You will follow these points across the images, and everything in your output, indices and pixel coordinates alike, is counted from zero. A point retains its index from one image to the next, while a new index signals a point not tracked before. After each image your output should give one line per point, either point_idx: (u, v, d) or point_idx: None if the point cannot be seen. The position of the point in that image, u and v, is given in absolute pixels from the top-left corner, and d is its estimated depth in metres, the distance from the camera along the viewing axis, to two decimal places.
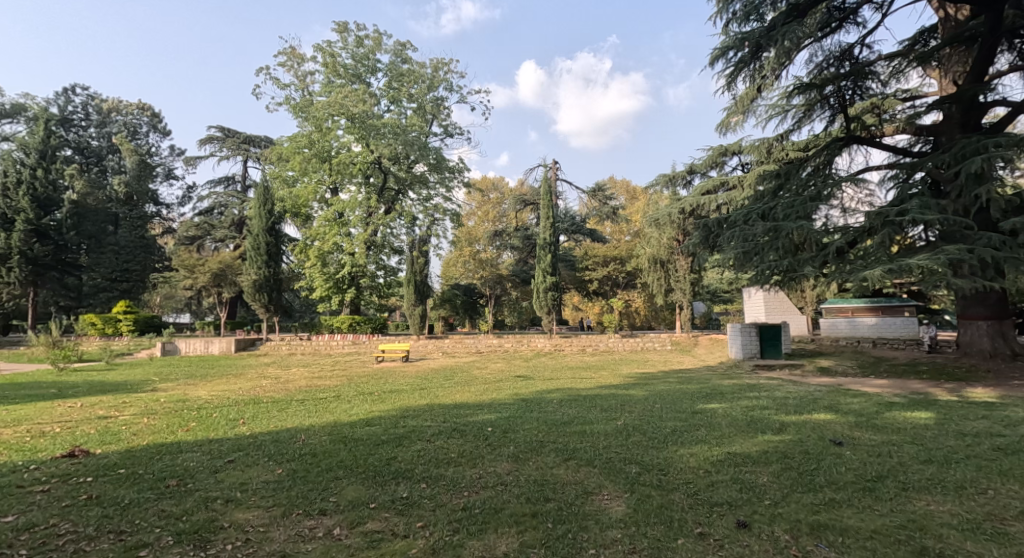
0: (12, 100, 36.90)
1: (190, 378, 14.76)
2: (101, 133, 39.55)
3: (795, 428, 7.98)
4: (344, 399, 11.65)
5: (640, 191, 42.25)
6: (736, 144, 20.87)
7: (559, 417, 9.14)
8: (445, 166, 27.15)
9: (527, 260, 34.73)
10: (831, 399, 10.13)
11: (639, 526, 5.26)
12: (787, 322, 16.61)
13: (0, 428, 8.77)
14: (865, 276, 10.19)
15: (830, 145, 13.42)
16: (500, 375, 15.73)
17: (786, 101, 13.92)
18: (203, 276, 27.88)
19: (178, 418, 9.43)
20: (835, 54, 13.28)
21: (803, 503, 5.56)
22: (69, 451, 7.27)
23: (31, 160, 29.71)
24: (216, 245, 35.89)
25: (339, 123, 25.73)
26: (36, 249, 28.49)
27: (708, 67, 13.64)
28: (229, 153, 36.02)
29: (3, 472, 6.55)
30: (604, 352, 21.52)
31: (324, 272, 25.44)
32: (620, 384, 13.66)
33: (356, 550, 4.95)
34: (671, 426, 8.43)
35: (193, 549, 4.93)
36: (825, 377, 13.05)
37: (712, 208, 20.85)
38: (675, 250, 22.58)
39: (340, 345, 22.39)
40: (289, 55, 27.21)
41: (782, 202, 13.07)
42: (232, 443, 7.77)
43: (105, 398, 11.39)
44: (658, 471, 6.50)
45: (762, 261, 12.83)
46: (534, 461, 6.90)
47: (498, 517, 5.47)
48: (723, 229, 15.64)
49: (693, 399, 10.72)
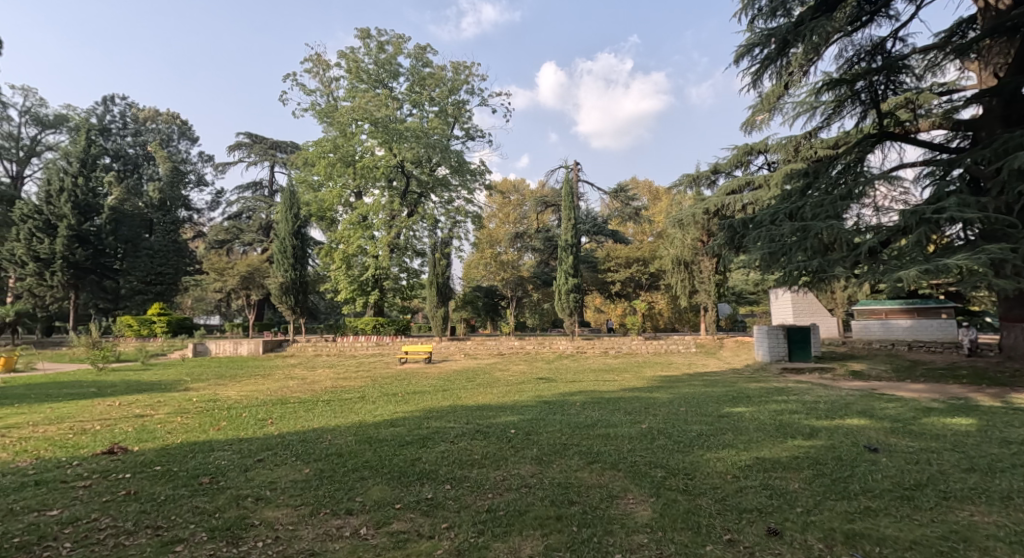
0: (55, 110, 38.17)
1: (221, 378, 15.03)
2: (137, 141, 40.58)
3: (827, 433, 7.80)
4: (369, 399, 11.82)
5: (662, 192, 41.94)
6: (761, 143, 20.57)
7: (582, 420, 9.05)
8: (467, 169, 27.20)
9: (548, 262, 34.78)
10: (864, 403, 9.87)
11: (665, 532, 5.19)
12: (816, 325, 16.27)
13: (46, 425, 9.04)
14: (900, 276, 9.91)
15: (862, 142, 13.09)
16: (522, 377, 15.72)
17: (815, 98, 13.65)
18: (232, 279, 28.36)
19: (210, 417, 9.56)
20: (866, 49, 12.96)
21: (837, 511, 5.43)
22: (108, 449, 7.43)
23: (73, 168, 30.57)
24: (245, 248, 36.79)
25: (363, 128, 25.97)
26: (77, 254, 29.31)
27: (733, 65, 13.42)
28: (256, 159, 36.66)
29: (47, 468, 6.73)
30: (627, 354, 21.37)
31: (348, 274, 25.73)
32: (645, 386, 13.53)
33: (383, 549, 4.97)
34: (697, 430, 8.32)
35: (226, 546, 5.00)
36: (858, 381, 12.72)
37: (737, 208, 20.58)
38: (699, 251, 22.15)
39: (364, 346, 22.65)
40: (315, 62, 27.64)
41: (811, 202, 12.80)
42: (261, 442, 7.89)
43: (140, 398, 11.57)
44: (683, 475, 6.42)
45: (790, 262, 12.53)
46: (557, 463, 6.86)
47: (522, 519, 5.45)
48: (749, 229, 15.33)
49: (720, 402, 10.55)
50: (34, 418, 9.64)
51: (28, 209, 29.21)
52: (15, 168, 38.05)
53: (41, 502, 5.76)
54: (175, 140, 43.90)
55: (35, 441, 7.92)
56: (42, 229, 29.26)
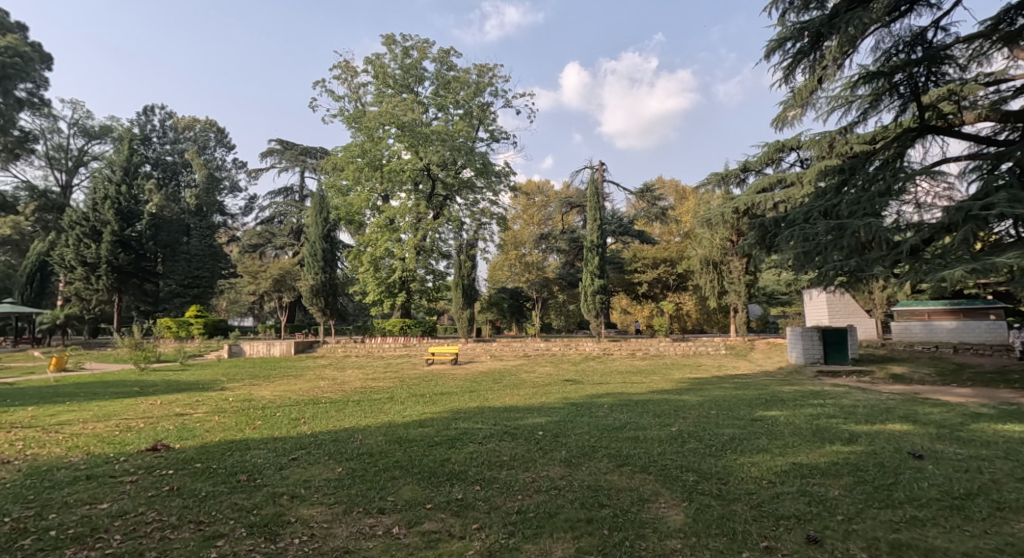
0: (100, 121, 39.47)
1: (255, 378, 15.35)
2: (176, 149, 41.97)
3: (868, 438, 7.57)
4: (397, 400, 11.92)
5: (689, 191, 41.30)
6: (792, 140, 20.08)
7: (611, 422, 8.96)
8: (492, 171, 27.17)
9: (573, 263, 34.57)
10: (907, 408, 9.55)
11: (699, 537, 5.08)
12: (853, 327, 15.80)
13: (94, 422, 9.33)
14: (945, 276, 9.57)
15: (902, 136, 12.64)
16: (549, 379, 15.63)
17: (850, 92, 13.28)
18: (265, 281, 28.91)
19: (245, 417, 9.73)
20: (906, 40, 12.49)
21: (881, 520, 5.26)
22: (152, 446, 7.63)
23: (116, 176, 31.48)
24: (277, 252, 37.47)
25: (390, 132, 26.15)
26: (121, 258, 30.12)
27: (764, 60, 13.13)
28: (287, 165, 37.28)
29: (97, 463, 6.93)
30: (654, 356, 21.10)
31: (376, 276, 26.01)
32: (675, 388, 13.36)
33: (415, 549, 4.97)
34: (730, 433, 8.15)
35: (265, 541, 5.06)
36: (900, 385, 12.35)
37: (768, 207, 19.93)
38: (728, 251, 21.83)
39: (392, 348, 22.83)
40: (343, 68, 28.02)
41: (847, 199, 12.46)
42: (294, 441, 7.98)
43: (180, 397, 11.86)
44: (717, 479, 6.30)
45: (826, 262, 12.18)
46: (587, 466, 6.79)
47: (553, 521, 5.40)
48: (781, 228, 14.96)
49: (753, 405, 10.33)
50: (83, 415, 9.95)
51: (76, 216, 30.18)
52: (64, 178, 39.45)
53: (91, 496, 5.92)
54: (212, 147, 45.18)
55: (85, 438, 8.18)
56: (89, 235, 30.20)
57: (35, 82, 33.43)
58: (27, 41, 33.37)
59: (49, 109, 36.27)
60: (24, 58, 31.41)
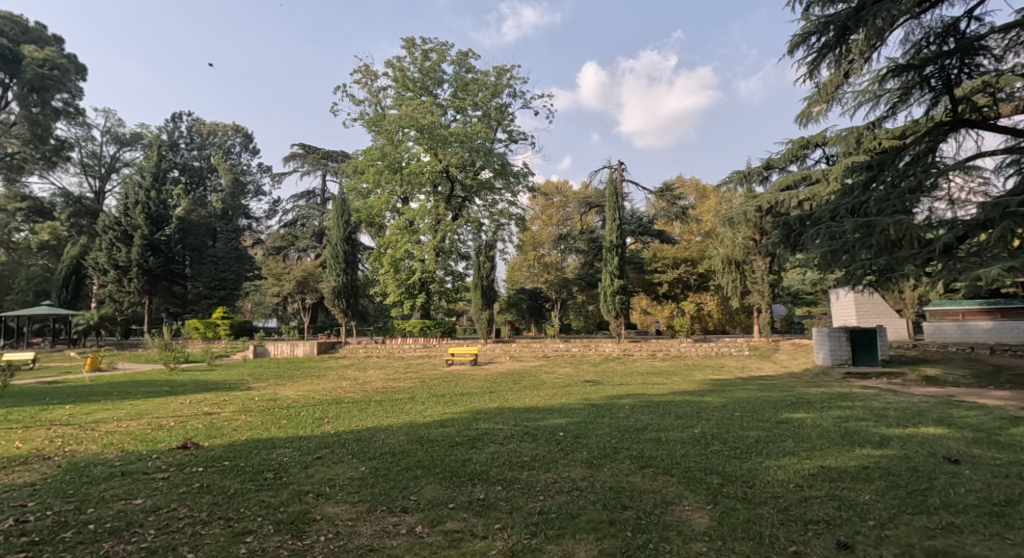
0: (131, 129, 40.39)
1: (280, 378, 15.55)
2: (202, 155, 43.06)
3: (900, 442, 7.39)
4: (418, 400, 11.97)
5: (711, 190, 40.81)
6: (818, 136, 19.73)
7: (630, 424, 8.88)
8: (511, 171, 27.16)
9: (593, 263, 34.40)
10: (941, 411, 9.32)
11: (725, 541, 5.01)
12: (882, 327, 15.45)
13: (127, 420, 9.55)
14: (980, 275, 9.34)
15: (933, 130, 12.31)
16: (570, 379, 15.60)
17: (878, 86, 13.00)
18: (288, 283, 29.30)
19: (271, 416, 9.88)
20: (937, 31, 12.15)
21: (915, 526, 5.13)
22: (182, 443, 7.77)
23: (146, 182, 32.17)
24: (300, 254, 37.92)
25: (409, 135, 26.28)
26: (151, 261, 30.70)
27: (787, 55, 12.90)
28: (309, 168, 37.74)
29: (131, 460, 7.08)
30: (676, 357, 20.86)
31: (396, 278, 26.21)
32: (697, 390, 13.20)
33: (438, 548, 4.98)
34: (754, 435, 8.03)
35: (291, 538, 5.11)
36: (933, 387, 12.04)
37: (792, 205, 19.48)
38: (751, 250, 21.54)
39: (412, 349, 22.94)
40: (364, 72, 28.26)
41: (876, 196, 12.19)
42: (318, 441, 8.01)
43: (208, 397, 12.09)
44: (742, 483, 6.19)
45: (854, 260, 11.93)
46: (608, 467, 6.73)
47: (575, 523, 5.36)
48: (806, 226, 14.70)
49: (778, 407, 10.17)
50: (117, 413, 10.17)
51: (109, 221, 30.89)
52: (97, 185, 40.40)
53: (126, 491, 6.04)
54: (237, 151, 46.16)
55: (118, 435, 8.36)
56: (121, 239, 30.89)
57: (70, 92, 34.13)
58: (64, 54, 34.22)
59: (83, 118, 37.15)
60: (62, 70, 32.11)
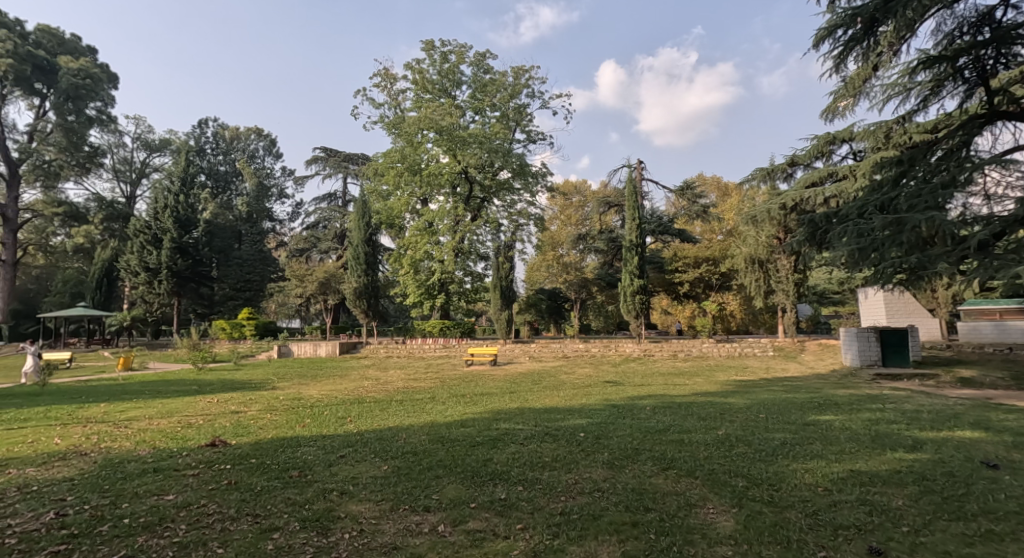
0: (160, 135, 41.18)
1: (303, 378, 15.68)
2: (228, 159, 43.81)
3: (934, 446, 7.17)
4: (438, 400, 12.00)
5: (732, 188, 40.28)
6: (844, 131, 19.30)
7: (652, 425, 8.76)
8: (529, 172, 27.11)
9: (612, 263, 34.12)
10: (976, 414, 9.03)
11: (751, 544, 4.91)
12: (913, 328, 15.05)
13: (158, 418, 9.69)
14: (1020, 272, 9.06)
15: (968, 123, 11.95)
16: (591, 380, 15.48)
17: (908, 79, 12.69)
18: (311, 284, 29.66)
19: (295, 415, 9.98)
20: (970, 21, 11.77)
21: (952, 533, 4.97)
22: (210, 441, 7.87)
23: (175, 186, 32.59)
24: (322, 255, 38.39)
25: (428, 137, 26.32)
26: (179, 264, 31.26)
27: (813, 49, 12.63)
28: (331, 171, 38.09)
29: (163, 457, 7.19)
30: (698, 357, 20.60)
31: (415, 279, 26.34)
32: (720, 391, 13.02)
33: (460, 547, 4.95)
34: (781, 438, 7.86)
35: (317, 535, 5.13)
36: (968, 389, 11.70)
37: (818, 202, 19.11)
38: (775, 249, 21.16)
39: (432, 349, 23.00)
40: (383, 76, 28.45)
41: (906, 192, 11.88)
42: (341, 440, 8.05)
43: (235, 396, 12.26)
44: (768, 486, 6.06)
45: (883, 258, 11.64)
46: (630, 469, 6.65)
47: (597, 524, 5.29)
48: (833, 223, 14.40)
49: (805, 409, 9.95)
50: (149, 412, 10.36)
51: (139, 224, 31.51)
52: (129, 190, 41.33)
53: (158, 487, 6.14)
54: (261, 155, 46.83)
55: (150, 433, 8.51)
56: (151, 242, 31.53)
57: (103, 100, 34.99)
58: (97, 63, 35.16)
59: (115, 125, 37.96)
60: (94, 79, 32.99)
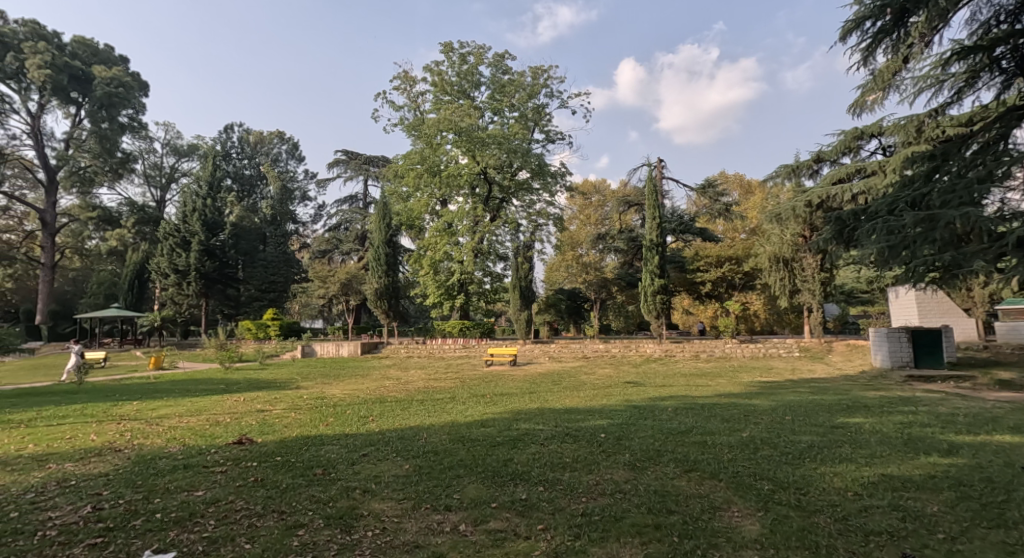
0: (188, 140, 42.00)
1: (326, 378, 15.79)
2: (252, 163, 44.46)
3: (970, 450, 6.93)
4: (458, 400, 11.99)
5: (755, 186, 39.69)
6: (872, 126, 18.84)
7: (675, 426, 8.62)
8: (548, 172, 27.02)
9: (632, 262, 33.81)
10: (1015, 417, 8.72)
11: (779, 549, 4.78)
12: (948, 328, 14.60)
13: (187, 417, 9.82)
14: None
15: (1005, 114, 11.30)
16: (613, 381, 15.34)
17: (941, 71, 12.32)
18: (333, 285, 29.92)
19: (319, 414, 10.02)
20: (1007, 9, 11.36)
21: (991, 542, 4.78)
22: (237, 439, 7.95)
23: (202, 191, 33.04)
24: (343, 258, 39.20)
25: (448, 138, 26.32)
26: (207, 266, 31.79)
27: (841, 42, 12.33)
28: (352, 174, 38.42)
29: (192, 454, 7.28)
30: (721, 358, 20.29)
31: (435, 279, 26.43)
32: (745, 392, 12.78)
33: (482, 547, 4.91)
34: (808, 441, 7.67)
35: (340, 532, 5.13)
36: (1006, 392, 11.31)
37: (845, 199, 18.70)
38: (800, 248, 20.74)
39: (452, 349, 23.01)
40: (403, 78, 28.57)
41: (938, 188, 11.53)
42: (363, 439, 8.06)
43: (260, 395, 12.37)
44: (796, 489, 5.91)
45: (915, 256, 11.32)
46: (653, 470, 6.55)
47: (619, 525, 5.21)
48: (861, 221, 14.05)
49: (834, 412, 9.70)
50: (178, 410, 10.50)
51: (169, 227, 32.17)
52: (159, 194, 42.23)
53: (188, 483, 6.20)
54: (284, 158, 47.45)
55: (180, 430, 8.61)
56: (180, 245, 32.13)
57: (135, 108, 35.78)
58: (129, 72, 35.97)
59: (146, 132, 38.81)
60: (127, 87, 33.73)
